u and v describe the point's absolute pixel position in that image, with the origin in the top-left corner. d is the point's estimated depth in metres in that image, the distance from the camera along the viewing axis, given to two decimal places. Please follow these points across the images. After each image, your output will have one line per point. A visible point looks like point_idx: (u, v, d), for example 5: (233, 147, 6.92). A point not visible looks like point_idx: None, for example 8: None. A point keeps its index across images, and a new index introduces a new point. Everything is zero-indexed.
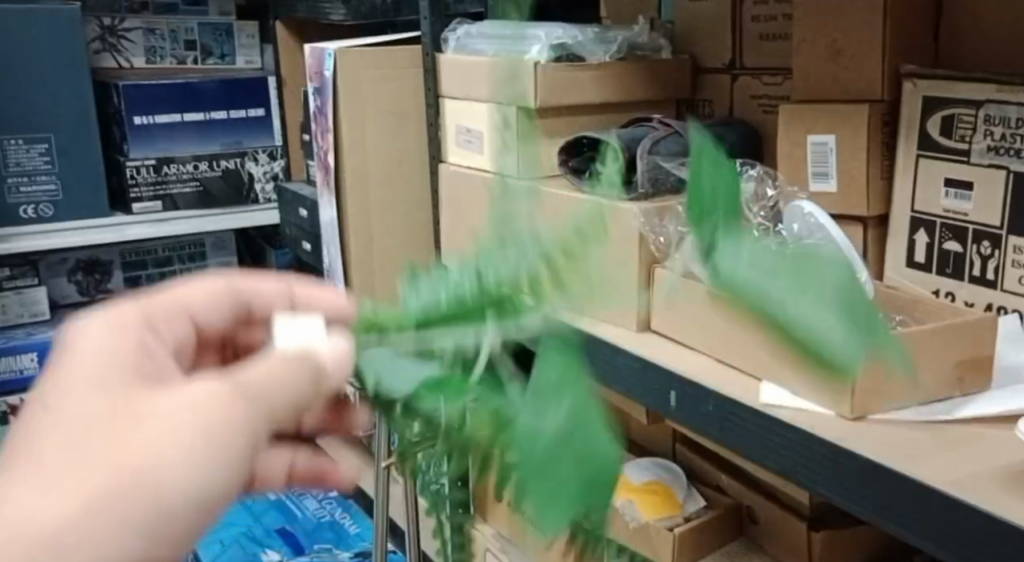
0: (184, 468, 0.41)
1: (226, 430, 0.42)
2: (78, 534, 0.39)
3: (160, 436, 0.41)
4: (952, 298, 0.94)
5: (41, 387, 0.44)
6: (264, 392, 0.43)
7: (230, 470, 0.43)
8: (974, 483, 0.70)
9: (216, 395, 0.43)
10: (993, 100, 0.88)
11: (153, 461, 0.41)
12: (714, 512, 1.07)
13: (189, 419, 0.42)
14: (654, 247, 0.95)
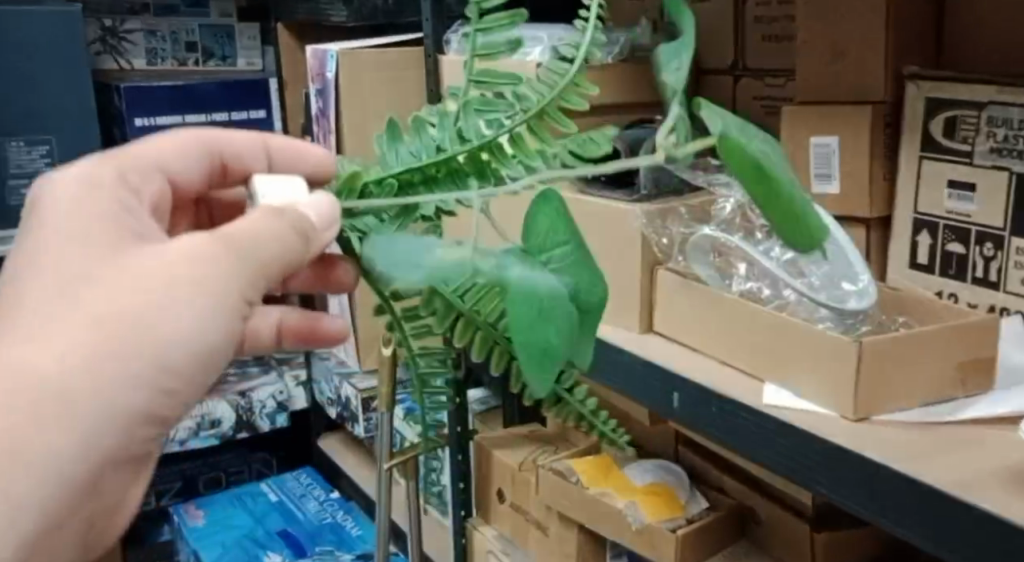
0: (185, 316, 0.53)
1: (221, 283, 0.54)
2: (94, 370, 0.51)
3: (163, 287, 0.53)
4: (955, 300, 0.94)
5: (50, 234, 0.55)
6: (256, 246, 0.55)
7: (225, 315, 0.55)
8: (978, 484, 0.70)
9: (210, 254, 0.55)
10: (996, 101, 0.88)
11: (157, 310, 0.52)
12: (717, 513, 1.06)
13: (185, 272, 0.54)
14: (658, 249, 0.99)
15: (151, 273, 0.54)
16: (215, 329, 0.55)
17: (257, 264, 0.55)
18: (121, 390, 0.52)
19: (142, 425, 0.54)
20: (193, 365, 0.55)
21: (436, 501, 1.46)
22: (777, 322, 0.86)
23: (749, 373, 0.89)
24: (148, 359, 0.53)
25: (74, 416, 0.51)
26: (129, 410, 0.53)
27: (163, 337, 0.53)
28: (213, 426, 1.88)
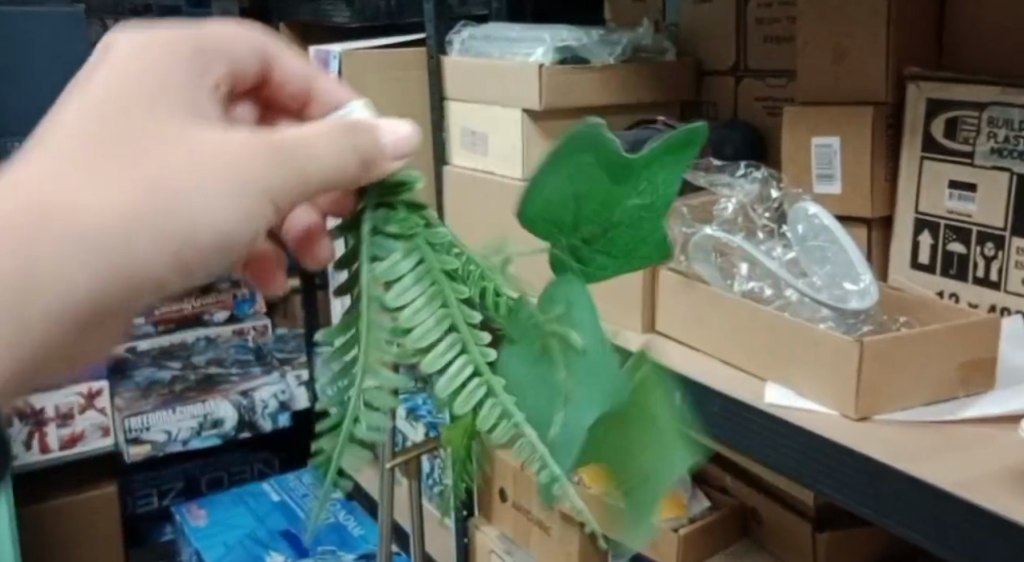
0: (214, 202, 0.49)
1: (260, 179, 0.49)
2: (112, 222, 0.46)
3: (201, 167, 0.48)
4: (956, 300, 0.94)
5: (106, 80, 0.50)
6: (310, 157, 0.50)
7: (255, 213, 0.50)
8: (978, 483, 0.71)
9: (260, 144, 0.50)
10: (997, 102, 0.89)
11: (192, 187, 0.48)
12: (716, 514, 1.07)
13: (226, 160, 0.49)
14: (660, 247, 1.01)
15: (196, 148, 0.49)
16: (239, 225, 0.50)
17: (301, 179, 0.50)
18: (132, 252, 0.47)
19: (134, 298, 0.49)
20: (208, 253, 0.50)
21: (439, 502, 1.45)
22: (776, 325, 0.86)
23: (754, 372, 0.90)
24: (164, 231, 0.48)
25: (78, 259, 0.46)
26: (129, 280, 0.48)
27: (186, 213, 0.48)
28: (216, 426, 1.90)
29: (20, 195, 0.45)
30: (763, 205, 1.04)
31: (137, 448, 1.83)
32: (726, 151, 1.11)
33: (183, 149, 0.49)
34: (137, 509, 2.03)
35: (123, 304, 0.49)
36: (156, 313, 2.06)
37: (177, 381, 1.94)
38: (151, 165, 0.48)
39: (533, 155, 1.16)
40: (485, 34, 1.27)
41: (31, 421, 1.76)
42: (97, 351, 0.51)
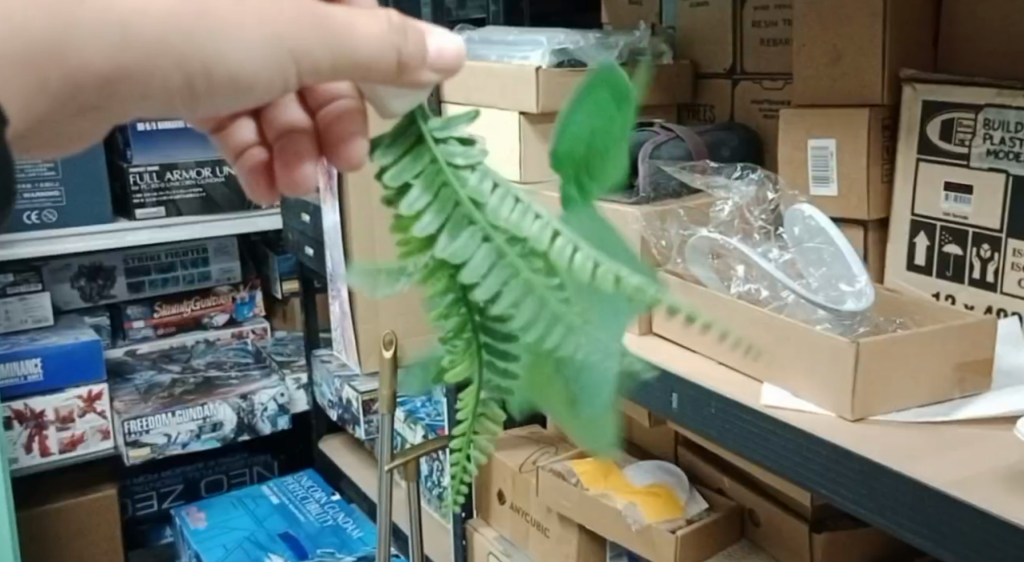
0: (247, 42, 0.47)
1: (298, 36, 0.48)
2: (154, 27, 0.46)
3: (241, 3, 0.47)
4: (952, 302, 0.95)
5: None
6: (356, 53, 0.48)
7: (279, 68, 0.48)
8: (974, 483, 0.71)
9: (301, 5, 0.48)
10: (993, 104, 0.89)
11: (219, 30, 0.47)
12: (715, 514, 1.07)
13: (271, 11, 0.48)
14: (655, 250, 0.95)
15: (237, 20, 0.47)
16: (263, 76, 0.48)
17: (340, 58, 0.48)
18: (151, 62, 0.47)
19: (140, 99, 0.49)
20: (226, 88, 0.48)
21: (437, 503, 1.47)
22: (760, 319, 0.87)
23: (752, 376, 0.90)
24: (181, 53, 0.47)
25: (104, 52, 0.45)
26: (146, 84, 0.47)
27: (211, 37, 0.47)
28: (214, 429, 1.90)
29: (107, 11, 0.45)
30: (759, 206, 1.01)
31: (137, 451, 1.83)
32: (723, 152, 1.11)
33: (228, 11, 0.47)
34: (136, 511, 2.03)
35: (123, 106, 0.49)
36: (154, 316, 2.05)
37: (177, 384, 1.94)
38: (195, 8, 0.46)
39: (530, 154, 1.17)
40: (484, 37, 1.28)
41: (31, 424, 1.78)
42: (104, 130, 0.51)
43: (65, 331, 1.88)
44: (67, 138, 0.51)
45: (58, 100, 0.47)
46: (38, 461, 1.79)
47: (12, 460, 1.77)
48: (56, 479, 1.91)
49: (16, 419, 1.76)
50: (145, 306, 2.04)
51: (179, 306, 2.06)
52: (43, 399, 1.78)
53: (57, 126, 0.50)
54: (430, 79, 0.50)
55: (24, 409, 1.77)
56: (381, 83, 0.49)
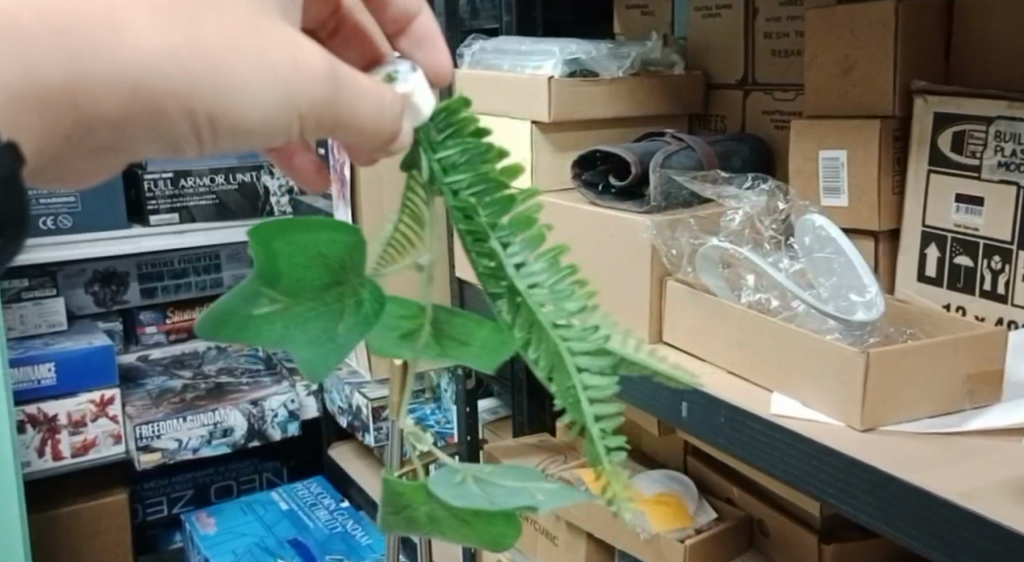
0: (259, 97, 0.48)
1: (307, 95, 0.49)
2: (161, 77, 0.46)
3: (256, 57, 0.48)
4: (963, 313, 0.95)
5: None
6: (356, 115, 0.50)
7: (285, 121, 0.49)
8: (982, 494, 0.71)
9: (319, 63, 0.49)
10: (1004, 116, 0.89)
11: (236, 79, 0.47)
12: (724, 524, 1.08)
13: (285, 68, 0.48)
14: (667, 259, 1.02)
15: (253, 72, 0.48)
16: (270, 125, 0.49)
17: (338, 115, 0.50)
18: (160, 110, 0.47)
19: (141, 136, 0.49)
20: (231, 135, 0.49)
21: None
22: (785, 334, 0.87)
23: (757, 382, 0.91)
24: (194, 103, 0.47)
25: (118, 99, 0.46)
26: (155, 128, 0.48)
27: (228, 86, 0.47)
28: (225, 435, 1.92)
29: (121, 57, 0.45)
30: (770, 216, 1.05)
31: (148, 456, 1.85)
32: (734, 162, 1.13)
33: (245, 64, 0.47)
34: (146, 517, 2.04)
35: (133, 144, 0.50)
36: (167, 322, 2.07)
37: (188, 390, 1.96)
38: (211, 56, 0.47)
39: (543, 164, 1.18)
40: (497, 46, 1.28)
41: (44, 428, 1.78)
42: (90, 162, 0.51)
43: (78, 335, 1.89)
44: (71, 172, 0.52)
45: (59, 136, 0.48)
46: (50, 466, 1.80)
47: (24, 463, 1.78)
48: (69, 483, 1.92)
49: (29, 423, 1.77)
50: (158, 311, 2.05)
51: (191, 312, 2.08)
52: (57, 403, 1.79)
53: (68, 162, 0.51)
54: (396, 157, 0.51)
55: (37, 414, 1.78)
56: (371, 143, 0.51)
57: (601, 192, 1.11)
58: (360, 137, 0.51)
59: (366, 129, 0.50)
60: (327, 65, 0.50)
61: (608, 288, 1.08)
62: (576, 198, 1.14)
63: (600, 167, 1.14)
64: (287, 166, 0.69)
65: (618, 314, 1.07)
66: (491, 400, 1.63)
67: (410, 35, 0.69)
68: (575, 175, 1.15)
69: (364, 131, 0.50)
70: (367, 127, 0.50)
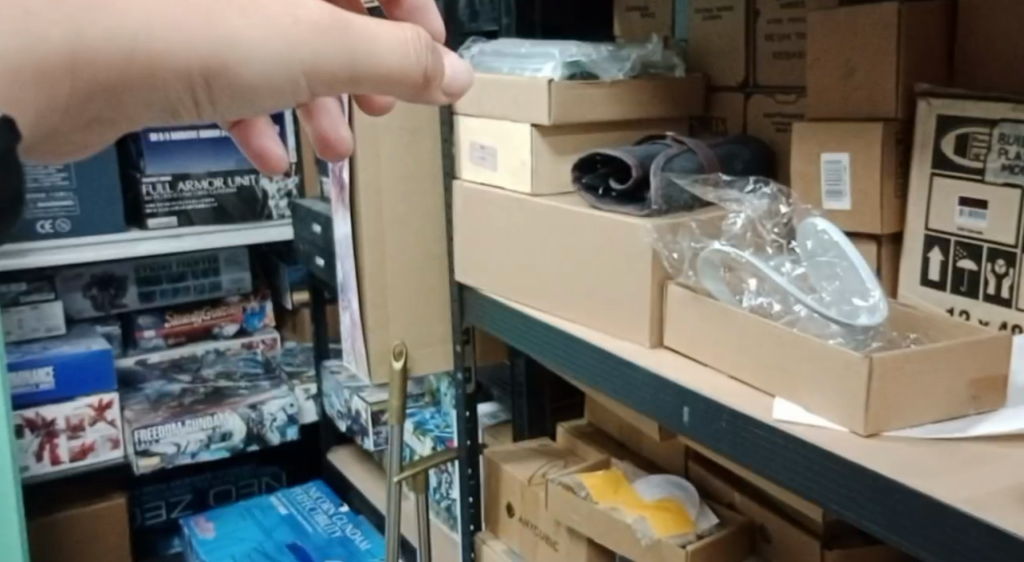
0: (261, 53, 0.53)
1: (317, 53, 0.55)
2: (165, 43, 0.50)
3: (256, 18, 0.53)
4: (967, 317, 0.94)
5: None
6: (381, 69, 0.57)
7: (287, 78, 0.55)
8: (988, 500, 0.70)
9: (325, 23, 0.55)
10: (1008, 119, 0.88)
11: (241, 39, 0.52)
12: (725, 530, 1.07)
13: (287, 23, 0.54)
14: (668, 264, 1.02)
15: (258, 35, 0.53)
16: (272, 83, 0.54)
17: (359, 74, 0.56)
18: (165, 73, 0.51)
19: (140, 107, 0.52)
20: (228, 94, 0.54)
21: (445, 515, 1.53)
22: (790, 342, 0.86)
23: (764, 389, 0.90)
24: (194, 65, 0.51)
25: (121, 61, 0.49)
26: (150, 94, 0.51)
27: (234, 47, 0.52)
28: (224, 439, 1.91)
29: (132, 28, 0.49)
30: (772, 219, 1.05)
31: (147, 460, 1.84)
32: (735, 166, 1.13)
33: (252, 30, 0.53)
34: (144, 522, 2.03)
35: (130, 114, 0.53)
36: (165, 326, 2.05)
37: (186, 394, 1.95)
38: (209, 23, 0.51)
39: (543, 169, 1.17)
40: (496, 49, 1.27)
41: (42, 432, 1.79)
42: (77, 143, 0.53)
43: (77, 340, 1.89)
44: (65, 152, 0.53)
45: (59, 112, 0.50)
46: (47, 470, 1.79)
47: (22, 468, 1.78)
48: (68, 487, 1.92)
49: (27, 427, 1.77)
50: (157, 315, 2.04)
51: (190, 315, 2.06)
52: (55, 408, 1.79)
53: (61, 138, 0.51)
54: (430, 96, 0.60)
55: (36, 418, 1.78)
56: (404, 89, 0.59)
57: (602, 195, 1.10)
58: (393, 92, 0.59)
59: (399, 82, 0.58)
60: (343, 30, 0.55)
61: (607, 296, 1.07)
62: (576, 201, 1.13)
63: (601, 171, 1.13)
64: (247, 136, 0.71)
65: (616, 318, 1.06)
66: (492, 405, 1.63)
67: (403, 7, 0.72)
68: (575, 178, 1.14)
69: (399, 85, 0.58)
70: (402, 83, 0.58)
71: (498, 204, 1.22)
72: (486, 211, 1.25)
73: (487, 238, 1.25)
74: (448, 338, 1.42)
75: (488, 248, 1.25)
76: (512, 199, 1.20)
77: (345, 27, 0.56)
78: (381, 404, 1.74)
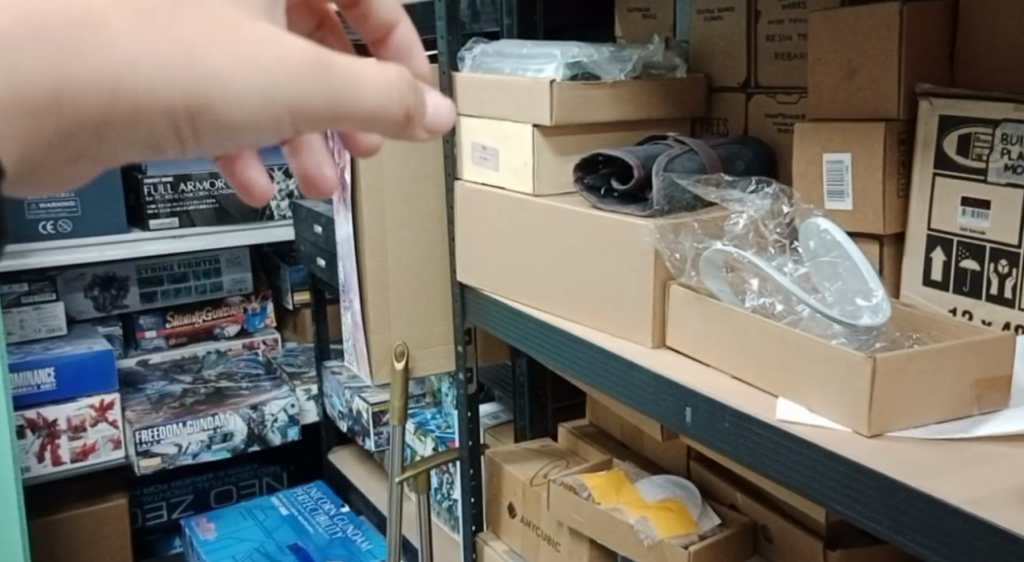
0: (244, 91, 0.50)
1: (297, 90, 0.51)
2: (144, 76, 0.47)
3: (240, 54, 0.49)
4: (969, 317, 0.94)
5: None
6: (360, 105, 0.52)
7: (271, 116, 0.51)
8: (993, 500, 0.70)
9: (308, 57, 0.51)
10: (1011, 119, 0.88)
11: (221, 74, 0.49)
12: (727, 531, 1.07)
13: (270, 62, 0.50)
14: (670, 264, 1.02)
15: (239, 69, 0.49)
16: (257, 120, 0.51)
17: (339, 111, 0.52)
18: (146, 108, 0.48)
19: (123, 144, 0.49)
20: (213, 131, 0.50)
21: (445, 515, 1.52)
22: (791, 341, 0.86)
23: (767, 390, 0.90)
24: (175, 100, 0.48)
25: (102, 96, 0.47)
26: (133, 130, 0.48)
27: (214, 83, 0.49)
28: (225, 439, 1.91)
29: (108, 58, 0.47)
30: (774, 220, 1.05)
31: (148, 460, 1.84)
32: (737, 166, 1.13)
33: (231, 62, 0.49)
34: (145, 522, 2.03)
35: (115, 150, 0.50)
36: (167, 326, 2.06)
37: (187, 394, 1.95)
38: (188, 55, 0.48)
39: (544, 169, 1.17)
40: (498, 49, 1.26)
41: (44, 432, 1.79)
42: (66, 176, 0.51)
43: (79, 340, 1.89)
44: (58, 184, 0.51)
45: (41, 147, 0.48)
46: (49, 470, 1.79)
47: (23, 468, 1.78)
48: (69, 488, 1.92)
49: (29, 428, 1.77)
50: (158, 315, 2.04)
51: (191, 315, 2.07)
52: (57, 408, 1.79)
53: (49, 172, 0.49)
54: (411, 135, 0.55)
55: (37, 418, 1.78)
56: (385, 127, 0.54)
57: (603, 195, 1.11)
58: (374, 129, 0.54)
59: (378, 120, 0.54)
60: (323, 64, 0.51)
61: (608, 297, 1.07)
62: (577, 202, 1.13)
63: (603, 171, 1.13)
64: (232, 169, 0.63)
65: (618, 316, 1.07)
66: (493, 406, 1.63)
67: (389, 46, 0.72)
68: (576, 178, 1.14)
69: (378, 122, 0.54)
70: (382, 120, 0.54)
71: (499, 205, 1.22)
72: (488, 211, 1.25)
73: (489, 238, 1.25)
74: (449, 338, 1.42)
75: (490, 248, 1.25)
76: (514, 200, 1.20)
77: (326, 61, 0.51)
78: (381, 404, 1.74)
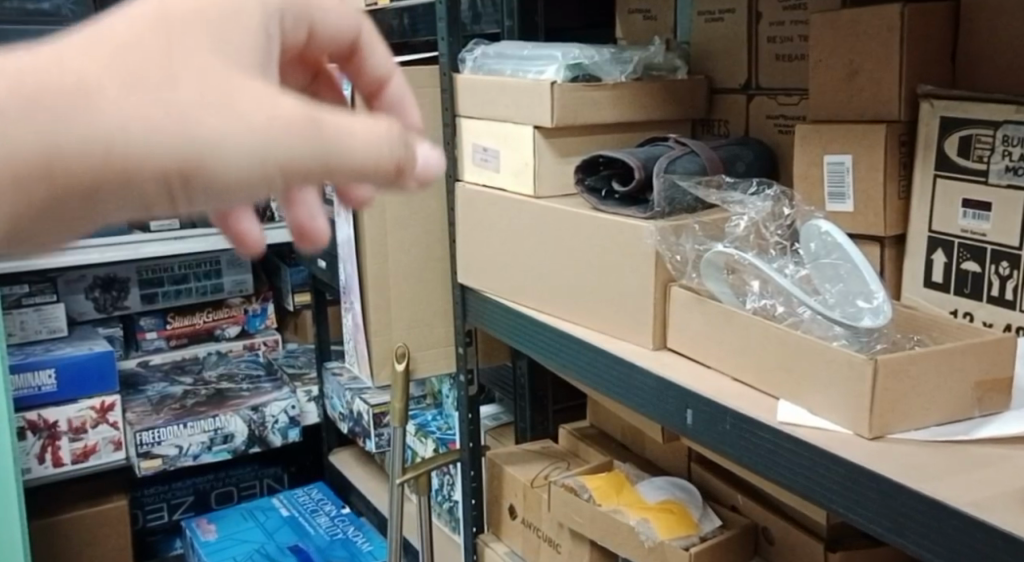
0: (238, 151, 0.45)
1: (291, 148, 0.46)
2: (134, 141, 0.43)
3: (233, 115, 0.45)
4: (970, 319, 0.94)
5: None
6: (354, 159, 0.48)
7: (264, 176, 0.47)
8: (994, 503, 0.70)
9: (302, 112, 0.47)
10: (1012, 121, 0.88)
11: (214, 134, 0.45)
12: (727, 532, 1.07)
13: (264, 119, 0.46)
14: (671, 265, 1.02)
15: (236, 128, 0.45)
16: (250, 181, 0.46)
17: (333, 167, 0.48)
18: (137, 173, 0.43)
19: (109, 209, 0.44)
20: (207, 194, 0.46)
21: (446, 516, 1.52)
22: (791, 343, 0.86)
23: (768, 392, 0.90)
24: (167, 163, 0.44)
25: (94, 161, 0.42)
26: (123, 196, 0.44)
27: (207, 144, 0.45)
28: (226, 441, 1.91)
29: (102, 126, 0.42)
30: (776, 222, 1.05)
31: (148, 462, 1.84)
32: (738, 168, 1.13)
33: (224, 121, 0.45)
34: (146, 523, 2.03)
35: (98, 217, 0.45)
36: (168, 327, 2.05)
37: (188, 396, 1.95)
38: (181, 117, 0.44)
39: (545, 170, 1.17)
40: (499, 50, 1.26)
41: (44, 434, 1.79)
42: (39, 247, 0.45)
43: (79, 341, 1.89)
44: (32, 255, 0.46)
45: (20, 215, 0.42)
46: (50, 472, 1.79)
47: (24, 469, 1.78)
48: (70, 489, 1.92)
49: (29, 429, 1.77)
50: (159, 316, 2.04)
51: (192, 317, 2.07)
52: (58, 409, 1.79)
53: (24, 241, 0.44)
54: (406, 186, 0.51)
55: (38, 419, 1.78)
56: (378, 180, 0.50)
57: (604, 197, 1.11)
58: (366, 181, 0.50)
59: (371, 173, 0.50)
60: (317, 117, 0.47)
61: (609, 298, 1.07)
62: (578, 203, 1.13)
63: (604, 172, 1.13)
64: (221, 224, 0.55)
65: (618, 318, 1.07)
66: (494, 407, 1.63)
67: (381, 100, 0.70)
68: (577, 180, 1.14)
69: (371, 175, 0.50)
70: (376, 173, 0.50)
71: (500, 206, 1.22)
72: (489, 213, 1.25)
73: (489, 239, 1.25)
74: (450, 338, 1.42)
75: (490, 249, 1.25)
76: (515, 201, 1.20)
77: (318, 116, 0.47)
78: (382, 405, 1.74)
